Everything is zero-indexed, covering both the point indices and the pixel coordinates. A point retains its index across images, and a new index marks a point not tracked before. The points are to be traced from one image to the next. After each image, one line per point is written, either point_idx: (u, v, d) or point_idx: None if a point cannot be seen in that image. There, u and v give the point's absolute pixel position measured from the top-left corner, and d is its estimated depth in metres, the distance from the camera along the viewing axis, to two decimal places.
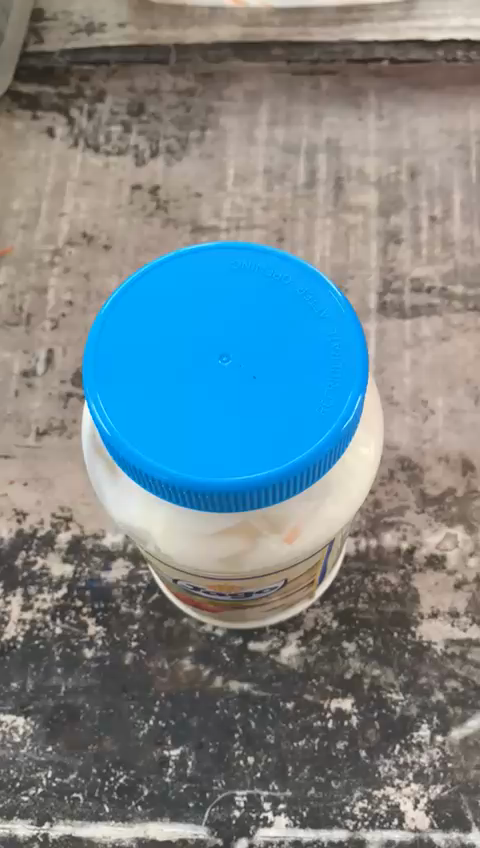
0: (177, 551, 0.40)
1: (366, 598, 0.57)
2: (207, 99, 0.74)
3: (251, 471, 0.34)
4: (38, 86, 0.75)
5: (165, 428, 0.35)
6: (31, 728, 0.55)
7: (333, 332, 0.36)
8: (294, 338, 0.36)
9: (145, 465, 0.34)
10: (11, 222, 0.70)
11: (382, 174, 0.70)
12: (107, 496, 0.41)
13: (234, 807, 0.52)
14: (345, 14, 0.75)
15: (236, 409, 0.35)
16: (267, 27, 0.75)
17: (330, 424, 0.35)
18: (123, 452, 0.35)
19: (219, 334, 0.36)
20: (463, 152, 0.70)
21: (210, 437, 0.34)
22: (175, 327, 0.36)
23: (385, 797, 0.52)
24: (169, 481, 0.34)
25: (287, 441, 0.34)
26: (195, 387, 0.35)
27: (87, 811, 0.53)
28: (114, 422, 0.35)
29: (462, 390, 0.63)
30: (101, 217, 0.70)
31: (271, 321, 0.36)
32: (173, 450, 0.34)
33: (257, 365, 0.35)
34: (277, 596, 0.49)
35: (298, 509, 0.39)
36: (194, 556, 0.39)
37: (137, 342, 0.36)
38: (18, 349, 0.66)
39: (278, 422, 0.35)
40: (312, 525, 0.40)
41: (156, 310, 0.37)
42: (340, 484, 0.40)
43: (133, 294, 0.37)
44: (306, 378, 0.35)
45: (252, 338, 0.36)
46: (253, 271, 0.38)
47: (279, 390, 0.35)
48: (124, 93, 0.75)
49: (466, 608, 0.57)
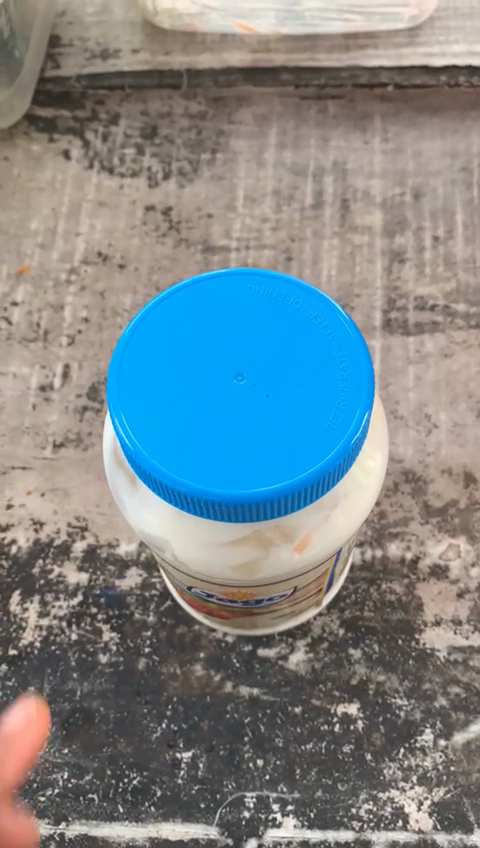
0: (193, 559, 0.42)
1: (372, 606, 0.59)
2: (218, 123, 0.77)
3: (265, 484, 0.36)
4: (54, 109, 0.78)
5: (185, 444, 0.37)
6: (48, 730, 0.57)
7: (341, 352, 0.39)
8: (305, 358, 0.38)
9: (165, 478, 0.36)
10: (29, 241, 0.73)
11: (387, 195, 0.72)
12: (127, 508, 0.43)
13: (244, 808, 0.54)
14: (351, 41, 0.78)
15: (251, 425, 0.37)
16: (276, 53, 0.78)
17: (340, 440, 0.37)
18: (145, 466, 0.37)
19: (235, 355, 0.38)
20: (466, 174, 0.73)
21: (227, 451, 0.37)
22: (193, 348, 0.39)
23: (390, 799, 0.54)
24: (187, 493, 0.36)
25: (299, 455, 0.37)
26: (212, 404, 0.37)
27: (102, 811, 0.54)
28: (136, 438, 0.37)
29: (464, 405, 0.65)
30: (115, 237, 0.72)
31: (283, 343, 0.39)
32: (192, 464, 0.36)
33: (271, 383, 0.38)
34: (287, 604, 0.51)
35: (308, 519, 0.41)
36: (208, 565, 0.41)
37: (158, 362, 0.39)
38: (35, 364, 0.68)
39: (290, 437, 0.37)
40: (322, 535, 0.42)
41: (175, 332, 0.39)
42: (347, 495, 0.42)
43: (153, 318, 0.40)
44: (317, 396, 0.38)
45: (265, 359, 0.38)
46: (266, 296, 0.40)
47: (291, 407, 0.37)
48: (137, 117, 0.77)
49: (468, 616, 0.59)
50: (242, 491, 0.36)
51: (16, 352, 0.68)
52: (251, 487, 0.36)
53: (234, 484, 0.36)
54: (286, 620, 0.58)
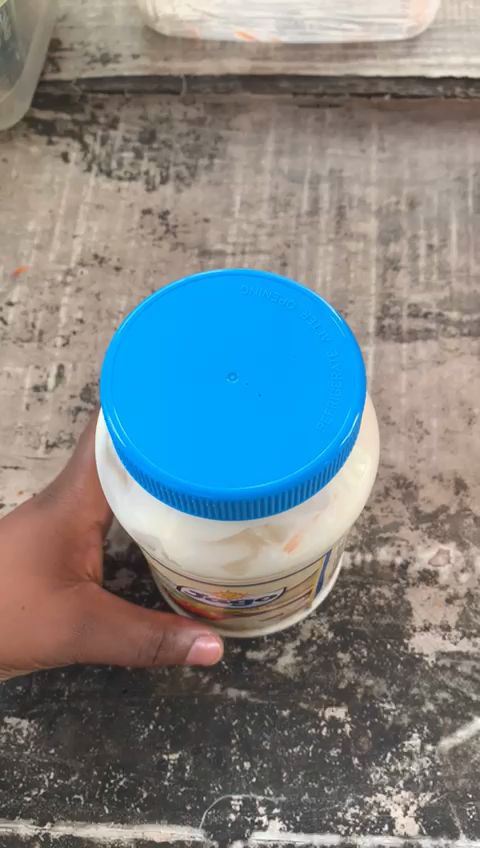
0: (184, 556, 0.42)
1: (361, 610, 0.59)
2: (216, 129, 0.77)
3: (254, 482, 0.36)
4: (53, 112, 0.78)
5: (178, 441, 0.37)
6: (34, 730, 0.57)
7: (333, 354, 0.39)
8: (298, 358, 0.39)
9: (157, 474, 0.37)
10: (26, 242, 0.73)
11: (382, 204, 0.73)
12: (119, 505, 0.44)
13: (230, 811, 0.54)
14: (350, 50, 0.78)
15: (243, 423, 0.37)
16: (275, 61, 0.78)
17: (331, 440, 0.37)
18: (137, 462, 0.37)
19: (228, 354, 0.38)
20: (461, 184, 0.73)
21: (218, 448, 0.37)
22: (187, 347, 0.39)
23: (376, 803, 0.54)
24: (178, 489, 0.36)
25: (290, 454, 0.37)
26: (204, 402, 0.37)
27: (88, 812, 0.54)
28: (129, 433, 0.37)
29: (456, 412, 0.65)
30: (112, 240, 0.73)
31: (276, 342, 0.39)
32: (183, 460, 0.37)
33: (263, 382, 0.38)
34: (277, 605, 0.51)
35: (299, 519, 0.41)
36: (198, 562, 0.42)
37: (152, 360, 0.39)
38: (30, 364, 0.68)
39: (281, 437, 0.37)
40: (311, 535, 0.42)
41: (169, 331, 0.40)
42: (337, 495, 0.42)
43: (148, 317, 0.40)
44: (309, 396, 0.38)
45: (258, 359, 0.38)
46: (260, 297, 0.40)
47: (283, 407, 0.37)
48: (136, 121, 0.78)
49: (457, 622, 0.59)
50: (231, 488, 0.36)
51: (10, 352, 0.69)
52: (242, 485, 0.36)
53: (225, 481, 0.36)
54: (275, 625, 0.58)
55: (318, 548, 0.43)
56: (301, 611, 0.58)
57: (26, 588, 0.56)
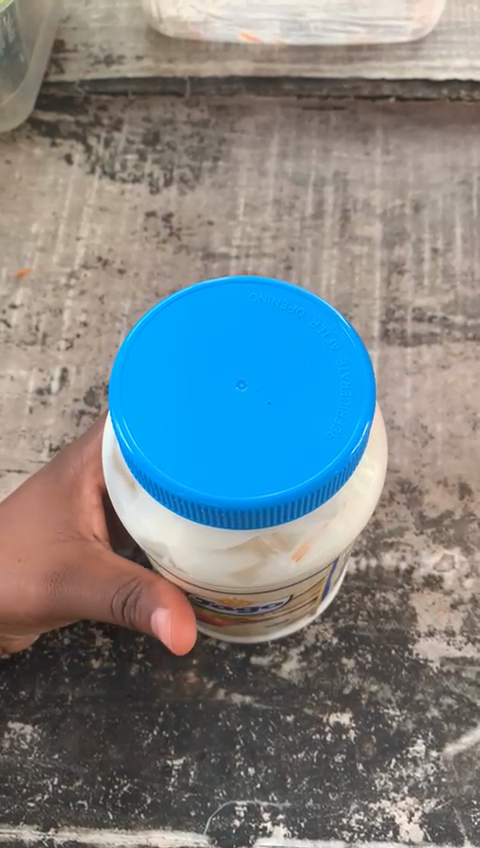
0: (192, 564, 0.42)
1: (365, 615, 0.59)
2: (220, 131, 0.77)
3: (264, 491, 0.36)
4: (57, 113, 0.78)
5: (186, 450, 0.37)
6: (38, 736, 0.57)
7: (343, 362, 0.39)
8: (307, 366, 0.39)
9: (165, 482, 0.36)
10: (29, 245, 0.73)
11: (387, 207, 0.73)
12: (126, 512, 0.43)
13: (235, 817, 0.54)
14: (355, 52, 0.78)
15: (252, 432, 0.37)
16: (279, 63, 0.78)
17: (340, 446, 0.37)
18: (145, 470, 0.37)
19: (237, 361, 0.38)
20: (466, 187, 0.73)
21: (227, 457, 0.37)
22: (195, 355, 0.39)
23: (381, 810, 0.54)
24: (187, 497, 0.36)
25: (299, 463, 0.37)
26: (213, 410, 0.37)
27: (92, 817, 0.54)
28: (136, 441, 0.37)
29: (461, 416, 0.65)
30: (115, 242, 0.72)
31: (285, 350, 0.39)
32: (192, 469, 0.37)
33: (272, 390, 0.38)
34: (283, 611, 0.51)
35: (308, 527, 0.41)
36: (207, 570, 0.41)
37: (160, 367, 0.39)
38: (33, 367, 0.68)
39: (291, 444, 0.37)
40: (320, 543, 0.42)
41: (178, 338, 0.39)
42: (346, 502, 0.42)
43: (157, 324, 0.40)
44: (318, 405, 0.38)
45: (267, 366, 0.38)
46: (269, 305, 0.40)
47: (292, 415, 0.37)
48: (140, 123, 0.77)
49: (461, 628, 0.59)
50: (240, 497, 0.36)
51: (14, 355, 0.68)
52: (251, 494, 0.36)
53: (233, 490, 0.36)
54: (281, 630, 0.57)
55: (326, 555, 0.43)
56: (306, 616, 0.57)
57: (29, 537, 0.56)
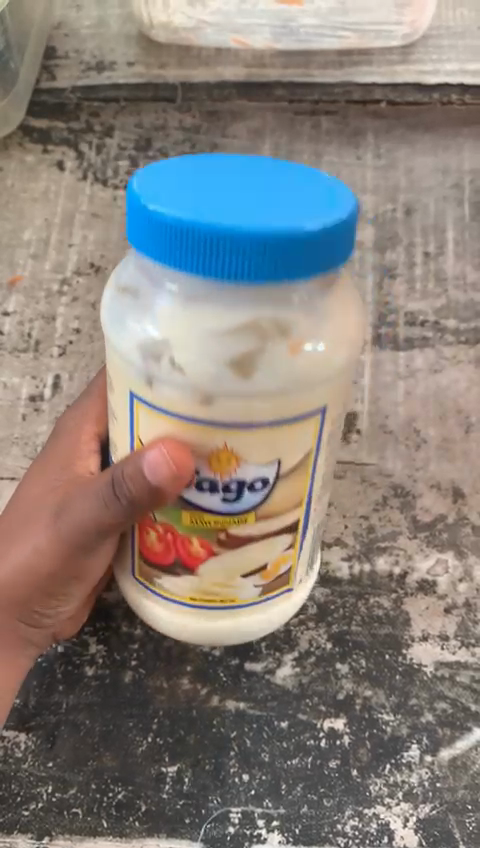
0: (189, 368, 0.39)
1: (359, 620, 0.59)
2: (212, 136, 0.77)
3: (267, 220, 0.36)
4: (48, 121, 0.78)
5: (193, 209, 0.36)
6: (32, 744, 0.56)
7: (339, 188, 0.39)
8: (305, 190, 0.38)
9: (167, 218, 0.36)
10: (22, 251, 0.73)
11: (379, 211, 0.72)
12: (122, 346, 0.42)
13: (229, 823, 0.53)
14: (345, 57, 0.78)
15: (259, 204, 0.37)
16: (271, 68, 0.78)
17: (338, 218, 0.37)
18: (152, 213, 0.36)
19: (240, 183, 0.38)
20: (457, 191, 0.73)
21: (231, 211, 0.36)
22: (199, 177, 0.38)
23: (376, 816, 0.53)
24: (190, 227, 0.35)
25: (303, 215, 0.37)
26: (220, 198, 0.37)
27: (87, 825, 0.53)
28: (148, 210, 0.36)
29: (453, 420, 0.65)
30: (108, 249, 0.73)
31: (283, 179, 0.39)
32: (195, 210, 0.36)
33: (275, 202, 0.37)
34: (269, 544, 0.46)
35: (304, 323, 0.40)
36: (205, 324, 0.39)
37: (165, 180, 0.38)
38: (26, 374, 0.68)
39: (295, 210, 0.37)
40: (317, 360, 0.41)
41: (181, 168, 0.39)
42: (332, 345, 0.41)
43: (160, 166, 0.40)
44: (320, 203, 0.37)
45: (268, 189, 0.38)
46: (261, 161, 0.40)
47: (296, 204, 0.37)
48: (132, 129, 0.77)
49: (455, 632, 0.59)
50: (250, 224, 0.35)
51: (6, 362, 0.68)
52: (256, 225, 0.35)
53: (247, 223, 0.35)
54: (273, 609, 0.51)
55: (322, 371, 0.41)
56: (293, 600, 0.52)
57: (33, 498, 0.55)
